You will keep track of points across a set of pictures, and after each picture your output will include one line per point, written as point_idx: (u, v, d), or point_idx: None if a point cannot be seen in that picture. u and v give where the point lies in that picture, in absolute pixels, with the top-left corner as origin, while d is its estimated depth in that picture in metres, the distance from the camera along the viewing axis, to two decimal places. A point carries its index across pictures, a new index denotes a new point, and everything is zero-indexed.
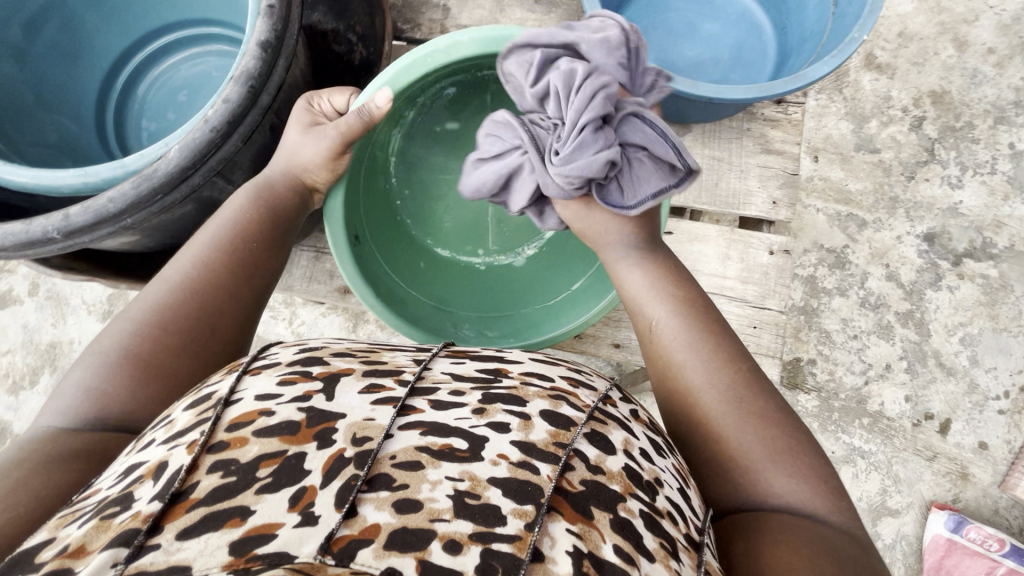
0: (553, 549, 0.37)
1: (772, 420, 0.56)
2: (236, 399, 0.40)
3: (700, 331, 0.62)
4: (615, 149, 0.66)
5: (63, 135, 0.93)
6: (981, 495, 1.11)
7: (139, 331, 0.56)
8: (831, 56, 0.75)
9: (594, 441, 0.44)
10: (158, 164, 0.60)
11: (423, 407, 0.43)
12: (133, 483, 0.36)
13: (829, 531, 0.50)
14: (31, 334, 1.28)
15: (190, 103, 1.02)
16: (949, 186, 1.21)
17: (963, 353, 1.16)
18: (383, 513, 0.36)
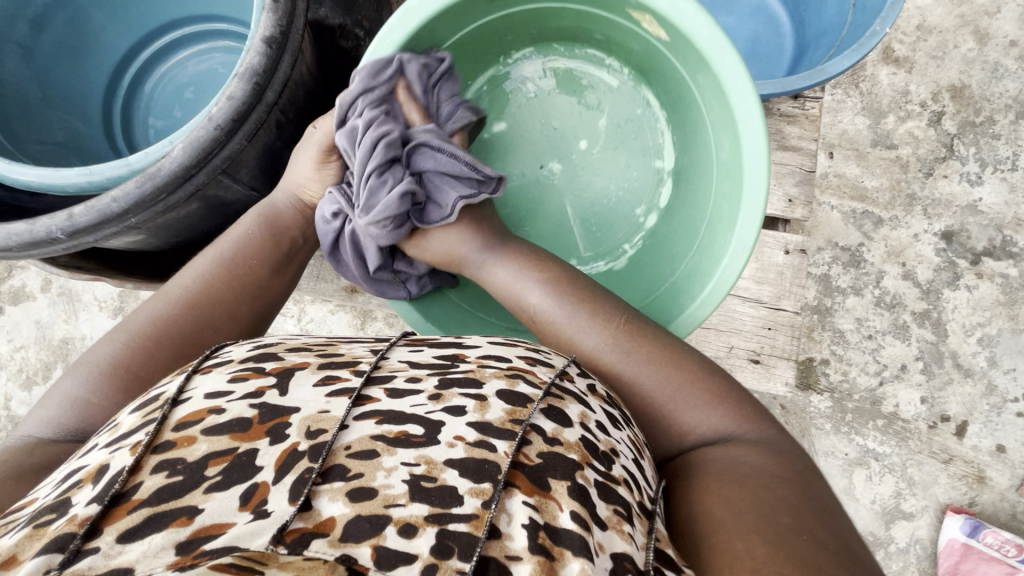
0: (509, 525, 0.36)
1: (665, 359, 0.57)
2: (185, 398, 0.40)
3: (567, 294, 0.63)
4: (406, 180, 0.67)
5: (69, 133, 0.93)
6: (998, 499, 1.09)
7: (133, 345, 0.57)
8: (851, 50, 0.73)
9: (552, 415, 0.43)
10: (163, 163, 0.59)
11: (379, 397, 0.42)
12: (72, 488, 0.35)
13: (752, 455, 0.50)
14: (44, 330, 1.30)
15: (197, 101, 1.02)
16: (968, 183, 1.18)
17: (981, 354, 1.13)
18: (338, 503, 0.35)
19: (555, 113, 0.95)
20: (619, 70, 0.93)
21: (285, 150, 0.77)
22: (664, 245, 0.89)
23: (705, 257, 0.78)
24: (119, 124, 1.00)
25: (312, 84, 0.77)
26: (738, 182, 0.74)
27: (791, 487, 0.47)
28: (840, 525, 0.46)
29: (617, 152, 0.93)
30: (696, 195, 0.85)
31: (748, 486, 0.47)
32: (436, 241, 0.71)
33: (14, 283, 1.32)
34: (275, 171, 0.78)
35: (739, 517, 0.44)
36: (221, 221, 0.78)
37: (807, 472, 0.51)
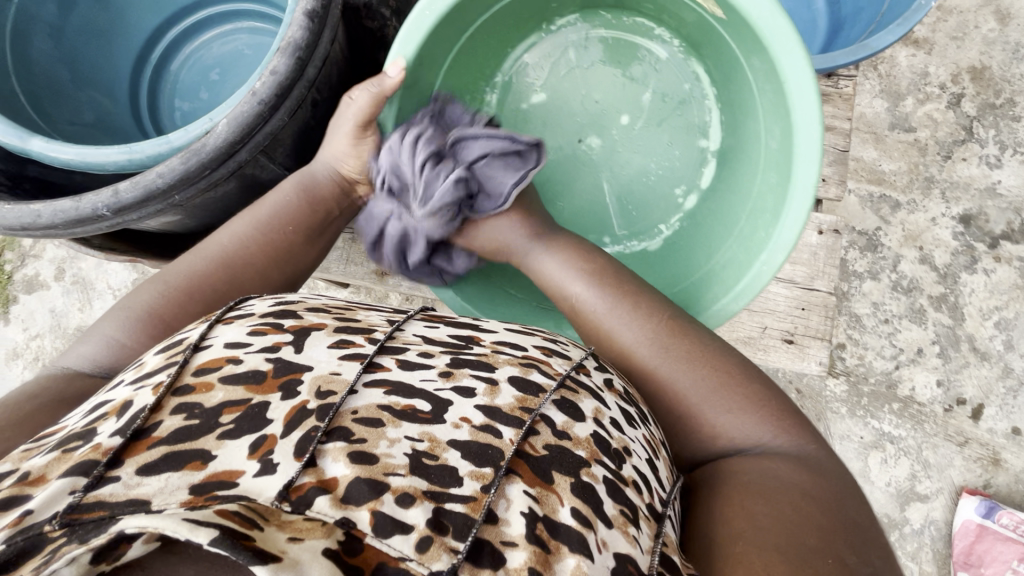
0: (507, 511, 0.36)
1: (709, 361, 0.56)
2: (205, 345, 0.40)
3: (614, 288, 0.64)
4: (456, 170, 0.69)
5: (99, 115, 0.92)
6: (1014, 481, 1.10)
7: (167, 292, 0.58)
8: (896, 25, 0.71)
9: (564, 408, 0.43)
10: (207, 139, 0.59)
11: (390, 366, 0.42)
12: (98, 419, 0.36)
13: (779, 468, 0.49)
14: (59, 318, 1.30)
15: (223, 82, 1.00)
16: (988, 165, 1.17)
17: (998, 337, 1.13)
18: (341, 464, 0.34)
19: (597, 86, 0.94)
20: (669, 41, 0.93)
21: (318, 131, 0.77)
22: (703, 230, 0.89)
23: (746, 247, 0.78)
24: (147, 107, 0.99)
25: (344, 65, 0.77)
26: (787, 169, 0.73)
27: (825, 508, 0.46)
28: (869, 551, 0.45)
29: (666, 126, 0.93)
30: (741, 178, 0.85)
31: (780, 499, 0.46)
32: (484, 230, 0.74)
33: (27, 272, 1.32)
34: (306, 155, 0.78)
35: (764, 527, 0.43)
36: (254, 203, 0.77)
37: (847, 496, 0.49)
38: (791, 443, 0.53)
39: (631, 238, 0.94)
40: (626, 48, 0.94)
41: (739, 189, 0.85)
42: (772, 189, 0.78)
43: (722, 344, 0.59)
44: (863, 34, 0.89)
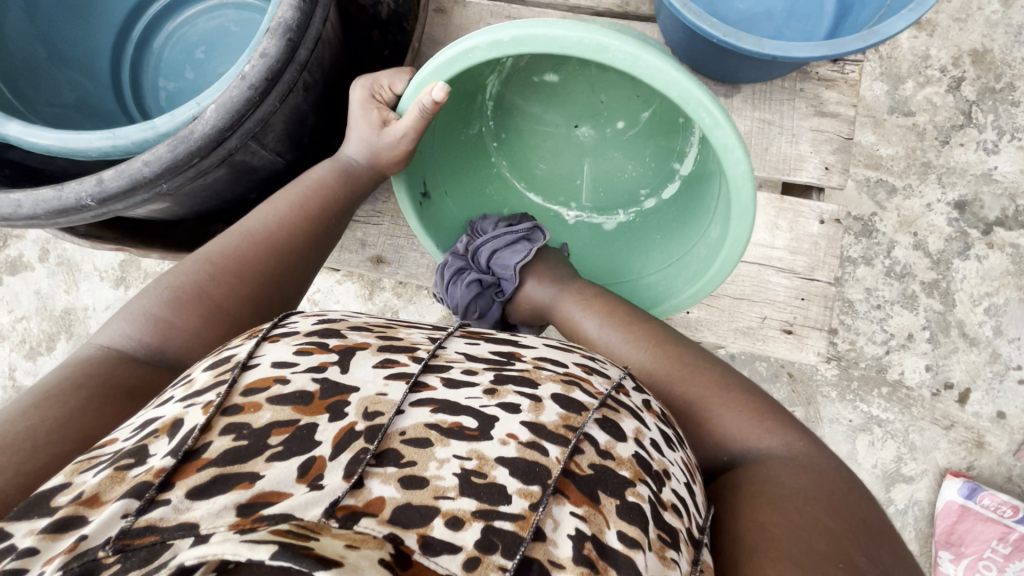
0: (556, 532, 0.38)
1: (703, 371, 0.61)
2: (254, 363, 0.42)
3: (618, 322, 0.69)
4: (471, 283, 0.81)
5: (80, 95, 0.89)
6: (995, 463, 1.12)
7: (215, 275, 0.61)
8: (909, 10, 0.69)
9: (606, 427, 0.45)
10: (195, 126, 0.57)
11: (435, 386, 0.44)
12: (149, 437, 0.39)
13: (787, 468, 0.52)
14: (45, 301, 1.27)
15: (209, 61, 0.96)
16: (984, 151, 1.16)
17: (987, 323, 1.15)
18: (389, 487, 0.37)
19: (608, 90, 0.92)
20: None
21: (313, 116, 0.74)
22: (652, 230, 0.92)
23: (666, 287, 0.81)
24: (131, 87, 0.95)
25: (338, 46, 0.74)
26: (713, 257, 0.72)
27: (835, 511, 0.48)
28: (875, 549, 0.46)
29: (643, 143, 0.95)
30: (683, 219, 0.87)
31: (795, 499, 0.48)
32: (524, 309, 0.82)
33: (9, 253, 1.28)
34: (302, 138, 0.75)
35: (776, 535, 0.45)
36: (245, 189, 0.74)
37: (850, 494, 0.51)
38: (790, 438, 0.56)
39: (593, 213, 0.98)
40: None
41: (682, 219, 0.87)
42: (697, 261, 0.77)
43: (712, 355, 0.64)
44: (871, 20, 0.87)
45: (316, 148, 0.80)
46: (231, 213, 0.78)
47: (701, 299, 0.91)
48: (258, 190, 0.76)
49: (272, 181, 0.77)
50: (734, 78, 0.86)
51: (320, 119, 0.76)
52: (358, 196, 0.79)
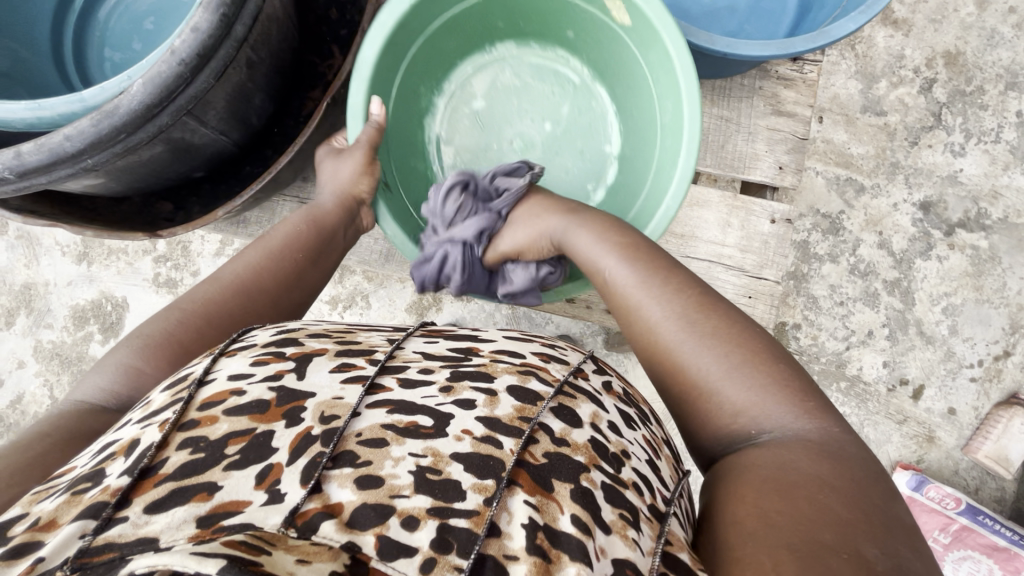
0: (510, 525, 0.38)
1: (734, 339, 0.57)
2: (210, 379, 0.43)
3: (639, 268, 0.66)
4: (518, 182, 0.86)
5: (15, 63, 0.85)
6: (944, 457, 1.16)
7: (185, 320, 0.61)
8: (857, 12, 0.70)
9: (561, 415, 0.46)
10: (120, 101, 0.55)
11: (391, 386, 0.45)
12: (107, 459, 0.39)
13: (804, 455, 0.48)
14: (3, 274, 1.24)
15: (155, 32, 0.93)
16: (952, 153, 1.18)
17: (944, 322, 1.18)
18: (346, 490, 0.38)
19: (523, 95, 0.97)
20: (578, 68, 0.97)
21: (260, 96, 0.73)
22: (625, 190, 0.91)
23: (654, 194, 0.81)
24: (73, 55, 0.93)
25: (289, 26, 0.72)
26: (675, 97, 0.78)
27: (854, 505, 0.44)
28: (897, 551, 0.42)
29: (569, 138, 0.96)
30: (646, 152, 0.88)
31: (808, 489, 0.45)
32: (521, 236, 0.81)
33: None
34: (248, 118, 0.74)
35: (769, 513, 0.44)
36: (191, 167, 0.74)
37: (875, 489, 0.47)
38: (817, 424, 0.52)
39: None
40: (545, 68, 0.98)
41: (648, 133, 0.88)
42: (669, 117, 0.80)
43: (753, 326, 0.59)
44: (833, 12, 0.87)
45: (268, 127, 0.79)
46: (178, 190, 0.79)
47: None
48: (205, 168, 0.76)
49: (219, 159, 0.76)
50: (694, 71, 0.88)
51: (268, 99, 0.74)
52: (337, 236, 0.80)
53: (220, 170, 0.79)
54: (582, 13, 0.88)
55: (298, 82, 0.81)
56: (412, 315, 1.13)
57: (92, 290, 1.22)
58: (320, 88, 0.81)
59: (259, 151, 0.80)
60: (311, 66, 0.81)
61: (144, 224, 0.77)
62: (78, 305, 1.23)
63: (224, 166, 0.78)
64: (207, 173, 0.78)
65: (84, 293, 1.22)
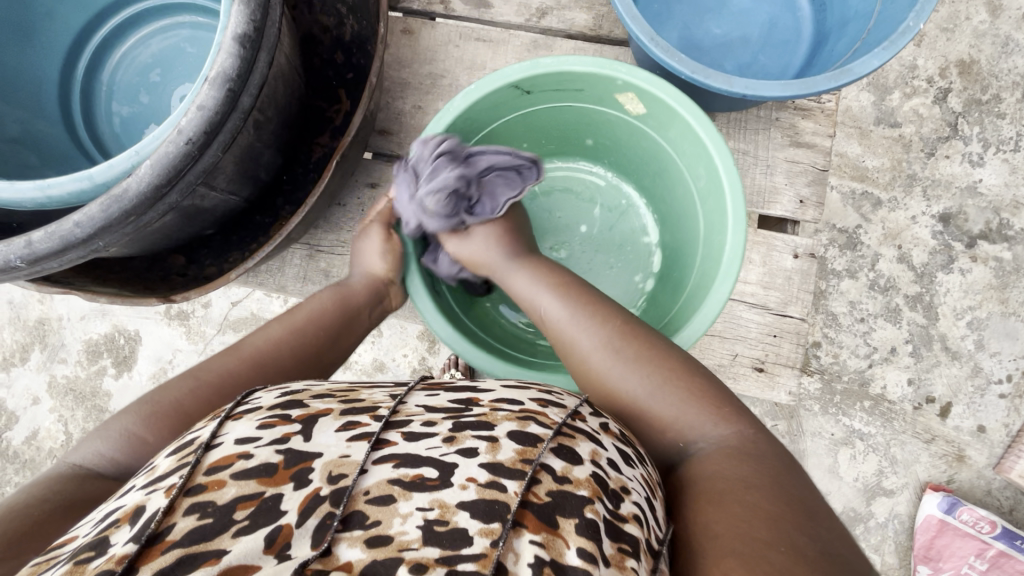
0: (518, 563, 0.37)
1: (650, 361, 0.58)
2: (217, 442, 0.41)
3: (565, 305, 0.68)
4: (502, 197, 0.79)
5: (24, 124, 0.86)
6: (975, 476, 1.13)
7: (199, 393, 0.60)
8: (882, 48, 0.68)
9: (562, 453, 0.44)
10: (129, 182, 0.54)
11: (396, 440, 0.43)
12: (109, 528, 0.37)
13: (729, 457, 0.50)
14: (18, 310, 1.25)
15: (163, 84, 0.95)
16: (970, 163, 1.16)
17: (969, 337, 1.14)
18: (356, 550, 0.37)
19: (560, 207, 1.00)
20: (603, 172, 1.01)
21: (268, 151, 0.72)
22: (677, 265, 0.91)
23: (707, 271, 0.79)
24: (82, 113, 0.94)
25: (294, 77, 0.72)
26: (709, 167, 0.77)
27: (778, 496, 0.45)
28: (824, 532, 0.43)
29: (609, 238, 0.99)
30: (688, 218, 0.87)
31: (737, 492, 0.46)
32: (472, 243, 0.79)
33: None
34: (258, 174, 0.73)
35: (710, 528, 0.44)
36: (201, 227, 0.74)
37: (793, 478, 0.48)
38: (738, 424, 0.53)
39: None
40: (575, 181, 1.01)
41: (684, 203, 0.87)
42: (703, 179, 0.80)
43: (666, 343, 0.61)
44: (846, 53, 0.85)
45: (278, 178, 0.78)
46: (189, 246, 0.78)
47: None
48: (215, 226, 0.76)
49: (230, 216, 0.76)
50: (706, 107, 0.87)
51: (277, 153, 0.74)
52: (362, 319, 0.80)
53: (231, 227, 0.79)
54: (608, 128, 0.91)
55: (306, 131, 0.80)
56: (425, 342, 1.12)
57: (105, 324, 1.22)
58: (328, 133, 0.81)
59: (271, 202, 0.80)
60: (319, 111, 0.81)
61: (157, 283, 0.78)
62: (92, 339, 1.23)
63: (235, 219, 0.78)
64: (218, 229, 0.77)
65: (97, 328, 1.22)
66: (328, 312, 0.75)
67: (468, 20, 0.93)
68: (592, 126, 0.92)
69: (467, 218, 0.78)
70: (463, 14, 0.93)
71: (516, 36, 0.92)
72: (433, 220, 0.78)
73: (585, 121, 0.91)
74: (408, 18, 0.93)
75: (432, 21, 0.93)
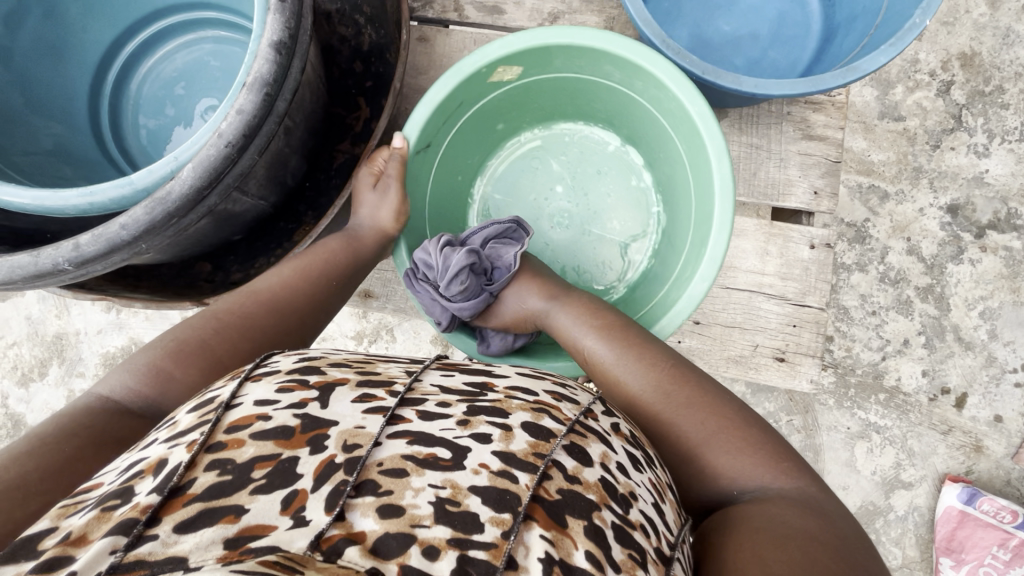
0: (527, 558, 0.38)
1: (708, 405, 0.58)
2: (237, 403, 0.42)
3: (618, 344, 0.68)
4: (508, 261, 0.82)
5: (57, 141, 0.89)
6: (994, 467, 1.12)
7: (222, 333, 0.62)
8: (887, 46, 0.69)
9: (573, 452, 0.45)
10: (172, 185, 0.56)
11: (411, 417, 0.44)
12: (134, 477, 0.37)
13: (786, 509, 0.49)
14: (36, 326, 1.26)
15: (189, 96, 0.97)
16: (976, 155, 1.16)
17: (982, 327, 1.15)
18: (369, 519, 0.37)
19: (535, 181, 1.01)
20: (561, 127, 1.02)
21: (295, 158, 0.74)
22: (675, 194, 0.92)
23: (704, 212, 0.80)
24: (110, 128, 0.96)
25: (319, 83, 0.74)
26: (685, 116, 0.78)
27: (837, 555, 0.45)
28: None
29: (598, 183, 1.00)
30: (673, 154, 0.89)
31: (797, 541, 0.45)
32: (508, 303, 0.82)
33: None
34: (285, 179, 0.75)
35: (767, 563, 0.43)
36: (230, 232, 0.75)
37: (853, 540, 0.48)
38: (795, 480, 0.53)
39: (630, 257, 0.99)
40: (536, 154, 1.02)
41: (666, 139, 0.89)
42: (681, 122, 0.81)
43: (724, 389, 0.61)
44: (853, 49, 0.87)
45: (301, 183, 0.80)
46: (217, 253, 0.80)
47: (692, 326, 0.90)
48: (243, 233, 0.78)
49: (258, 221, 0.78)
50: (718, 104, 0.88)
51: (302, 160, 0.76)
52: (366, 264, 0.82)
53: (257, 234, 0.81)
54: (580, 89, 0.92)
55: (328, 138, 0.82)
56: (440, 346, 1.13)
57: (122, 337, 1.24)
58: (349, 142, 0.83)
59: (294, 207, 0.81)
60: (338, 119, 0.83)
61: (187, 289, 0.80)
62: (109, 352, 1.25)
63: (261, 226, 0.79)
64: (244, 236, 0.79)
65: (114, 341, 1.24)
66: (336, 260, 0.77)
67: (482, 26, 0.95)
68: (562, 90, 0.92)
69: (491, 290, 0.81)
70: (475, 20, 0.95)
71: None
72: (465, 308, 0.80)
73: (526, 93, 0.92)
74: (424, 26, 0.94)
75: (447, 29, 0.95)
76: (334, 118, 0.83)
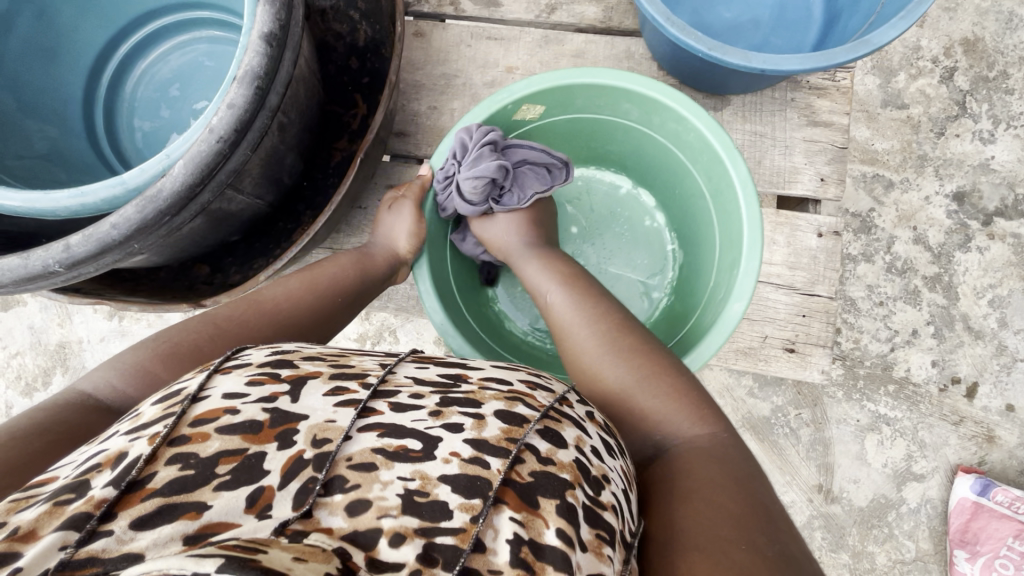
0: (495, 540, 0.37)
1: (638, 356, 0.60)
2: (204, 396, 0.40)
3: (571, 295, 0.70)
4: (526, 194, 0.83)
5: (51, 142, 0.89)
6: (1007, 456, 1.11)
7: (218, 338, 0.61)
8: (899, 18, 0.68)
9: (547, 435, 0.43)
10: (163, 183, 0.55)
11: (383, 409, 0.42)
12: (92, 470, 0.36)
13: (700, 456, 0.51)
14: (39, 335, 1.26)
15: (184, 97, 0.97)
16: (981, 141, 1.15)
17: (991, 315, 1.13)
18: (337, 517, 0.36)
19: None
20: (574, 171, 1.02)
21: (290, 156, 0.73)
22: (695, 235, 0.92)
23: (730, 241, 0.79)
24: (105, 130, 0.95)
25: (313, 80, 0.73)
26: (709, 148, 0.78)
27: (743, 498, 0.47)
28: (777, 531, 0.45)
29: (614, 226, 1.00)
30: (691, 190, 0.89)
31: (706, 491, 0.47)
32: (501, 223, 0.85)
33: None
34: (281, 178, 0.74)
35: (684, 517, 0.45)
36: (226, 232, 0.75)
37: (757, 481, 0.50)
38: (711, 426, 0.55)
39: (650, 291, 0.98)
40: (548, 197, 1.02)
41: (685, 177, 0.88)
42: (694, 139, 0.80)
43: (658, 341, 0.63)
44: (860, 28, 0.85)
45: (299, 182, 0.79)
46: (214, 254, 0.79)
47: None
48: (240, 232, 0.77)
49: (255, 221, 0.77)
50: (723, 90, 0.87)
51: (298, 158, 0.75)
52: (375, 286, 0.82)
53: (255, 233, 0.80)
54: (597, 129, 0.91)
55: (324, 136, 0.81)
56: (440, 346, 1.12)
57: (124, 344, 1.23)
58: (346, 138, 0.81)
59: (292, 205, 0.80)
60: (336, 116, 0.82)
61: (184, 291, 0.79)
62: None
63: (257, 225, 0.79)
64: (242, 236, 0.79)
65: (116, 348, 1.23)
66: (344, 278, 0.77)
67: (479, 19, 0.94)
68: (577, 132, 0.93)
69: (494, 205, 0.83)
70: (471, 13, 0.94)
71: (528, 32, 0.93)
72: (463, 204, 0.83)
73: (540, 137, 0.92)
74: (420, 21, 0.94)
75: (444, 22, 0.94)
76: (331, 117, 0.82)
